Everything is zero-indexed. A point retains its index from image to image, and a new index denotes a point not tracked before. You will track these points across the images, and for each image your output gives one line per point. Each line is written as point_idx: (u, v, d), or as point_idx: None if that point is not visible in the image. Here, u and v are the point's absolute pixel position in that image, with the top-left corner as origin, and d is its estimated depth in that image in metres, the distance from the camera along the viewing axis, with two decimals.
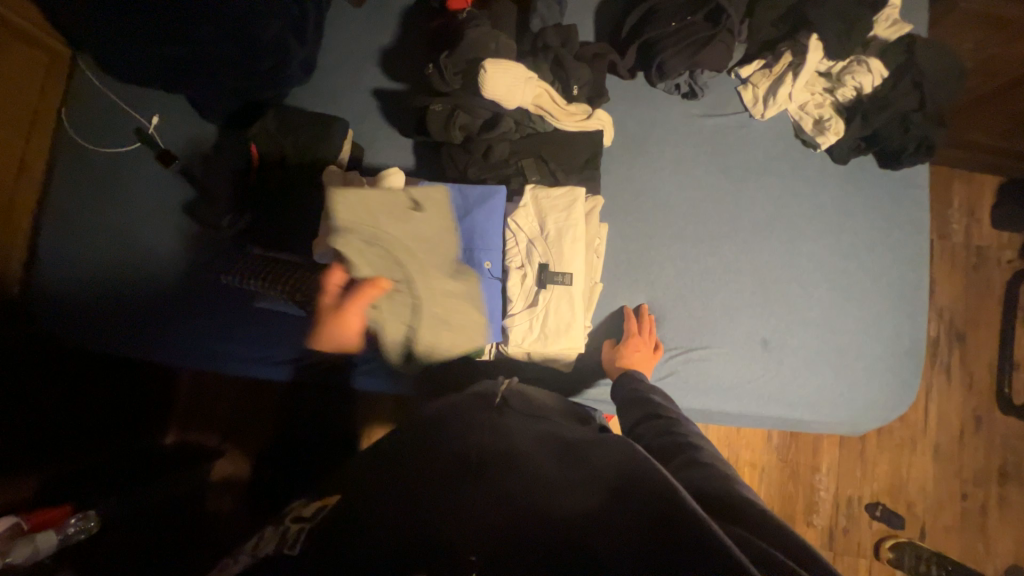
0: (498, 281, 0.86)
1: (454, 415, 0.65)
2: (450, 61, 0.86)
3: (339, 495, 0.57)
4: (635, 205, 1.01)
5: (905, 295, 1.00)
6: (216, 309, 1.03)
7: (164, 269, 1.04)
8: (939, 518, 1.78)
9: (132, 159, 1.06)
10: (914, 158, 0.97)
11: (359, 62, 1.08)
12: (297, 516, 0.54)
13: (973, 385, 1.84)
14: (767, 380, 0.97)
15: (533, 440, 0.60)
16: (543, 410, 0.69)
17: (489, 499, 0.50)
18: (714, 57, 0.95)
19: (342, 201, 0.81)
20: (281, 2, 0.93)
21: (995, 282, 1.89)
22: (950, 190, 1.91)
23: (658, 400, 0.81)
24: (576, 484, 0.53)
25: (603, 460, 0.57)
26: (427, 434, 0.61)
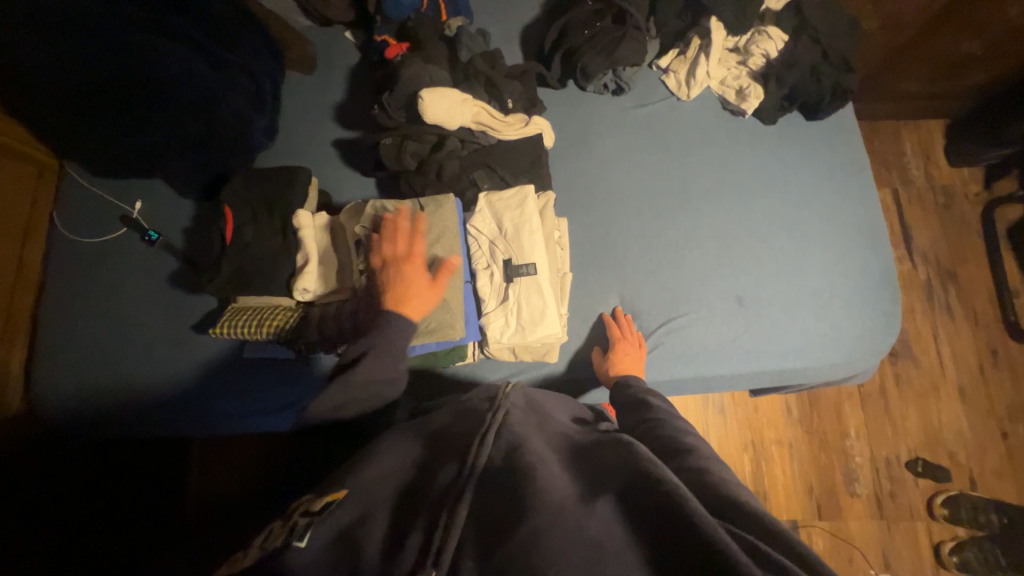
0: (469, 284, 0.89)
1: (458, 424, 0.66)
2: (392, 98, 0.95)
3: (346, 488, 0.59)
4: (591, 196, 1.07)
5: (863, 229, 1.04)
6: (207, 372, 1.06)
7: (153, 339, 1.07)
8: (986, 463, 1.69)
9: (118, 244, 1.13)
10: (834, 104, 1.04)
11: (318, 119, 1.19)
12: (306, 511, 0.56)
13: (978, 319, 1.83)
14: (750, 333, 0.98)
15: (541, 444, 0.61)
16: (551, 419, 0.71)
17: (493, 503, 0.52)
18: (631, 52, 1.04)
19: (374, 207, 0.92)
20: (241, 80, 1.04)
21: (969, 215, 1.92)
22: (901, 139, 2.00)
23: (654, 402, 0.79)
24: (579, 483, 0.54)
25: (608, 459, 0.57)
26: (435, 447, 0.62)
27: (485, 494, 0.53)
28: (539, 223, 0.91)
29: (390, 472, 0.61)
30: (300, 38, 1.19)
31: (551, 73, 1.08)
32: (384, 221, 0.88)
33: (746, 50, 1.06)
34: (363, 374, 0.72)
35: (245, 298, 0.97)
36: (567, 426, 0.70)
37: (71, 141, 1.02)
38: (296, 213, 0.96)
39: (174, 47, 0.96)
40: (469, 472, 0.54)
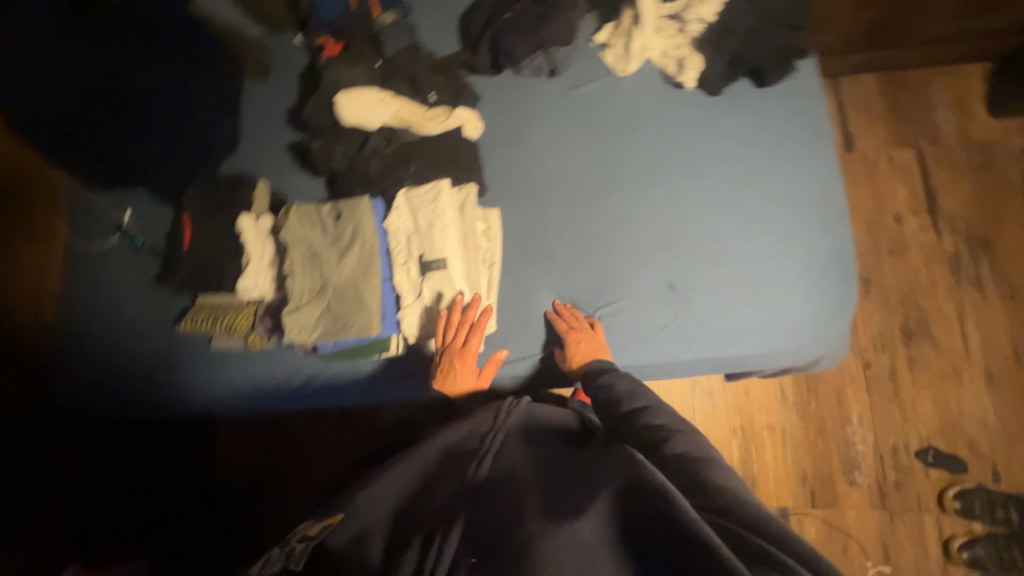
0: (388, 281, 0.94)
1: (458, 448, 0.72)
2: (316, 104, 1.00)
3: (341, 512, 0.67)
4: (523, 183, 1.04)
5: (815, 205, 0.96)
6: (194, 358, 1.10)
7: (142, 330, 1.13)
8: (1012, 453, 1.53)
9: (102, 253, 1.17)
10: (778, 70, 0.97)
11: (269, 122, 1.23)
12: (303, 536, 0.64)
13: (1014, 295, 1.62)
14: (682, 319, 0.95)
15: (537, 464, 0.68)
16: (548, 434, 0.77)
17: (481, 524, 0.60)
18: (556, 32, 1.04)
19: (294, 208, 0.96)
20: None
21: (1011, 175, 1.68)
22: (929, 91, 1.75)
23: (628, 396, 0.81)
24: (562, 505, 0.60)
25: (601, 471, 0.64)
26: (439, 466, 0.71)
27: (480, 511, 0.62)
28: (455, 218, 0.95)
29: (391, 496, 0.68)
30: (252, 44, 1.24)
31: (479, 61, 1.06)
32: (305, 226, 0.95)
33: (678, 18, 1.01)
34: None
35: (204, 294, 1.07)
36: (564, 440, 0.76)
37: (53, 155, 1.13)
38: (242, 216, 1.04)
39: None
40: (461, 499, 0.63)
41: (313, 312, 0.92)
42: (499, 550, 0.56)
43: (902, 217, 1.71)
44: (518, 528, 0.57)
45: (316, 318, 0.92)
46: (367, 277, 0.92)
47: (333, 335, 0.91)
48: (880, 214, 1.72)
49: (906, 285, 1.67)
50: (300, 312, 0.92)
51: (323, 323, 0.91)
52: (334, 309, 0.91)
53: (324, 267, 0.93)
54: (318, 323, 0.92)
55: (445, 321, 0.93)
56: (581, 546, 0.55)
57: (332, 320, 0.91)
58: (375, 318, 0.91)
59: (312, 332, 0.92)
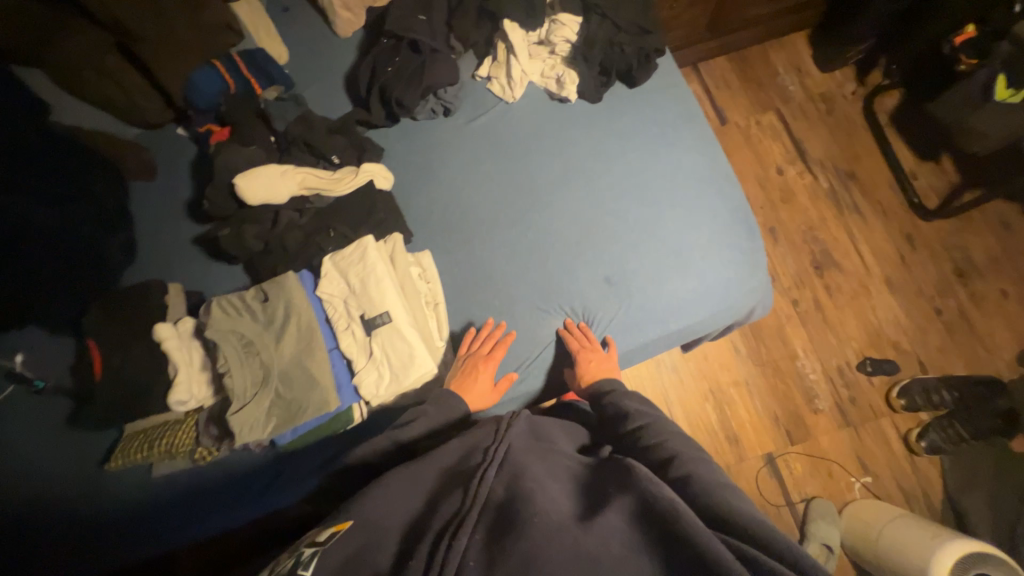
0: (336, 349, 0.91)
1: (465, 459, 0.68)
2: (214, 191, 0.96)
3: (349, 520, 0.60)
4: (447, 219, 1.08)
5: (707, 176, 1.07)
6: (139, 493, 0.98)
7: (68, 481, 0.99)
8: (929, 342, 1.74)
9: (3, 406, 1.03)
10: (644, 70, 1.07)
11: (168, 222, 1.17)
12: (311, 540, 0.58)
13: (887, 210, 1.87)
14: (625, 306, 1.01)
15: (547, 474, 0.65)
16: (553, 444, 0.74)
17: (496, 526, 0.56)
18: (439, 73, 1.05)
19: (214, 302, 0.90)
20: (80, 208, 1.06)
21: (853, 114, 1.97)
22: (770, 60, 2.04)
23: (633, 411, 0.83)
24: (579, 516, 0.57)
25: (611, 483, 0.62)
26: (443, 480, 0.66)
27: (490, 520, 0.57)
28: (388, 269, 0.94)
29: (394, 507, 0.62)
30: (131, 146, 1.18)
31: (374, 114, 1.08)
32: (231, 317, 0.89)
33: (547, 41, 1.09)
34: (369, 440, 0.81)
35: (138, 419, 0.97)
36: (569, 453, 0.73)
37: None
38: (157, 325, 0.94)
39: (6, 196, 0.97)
40: (472, 505, 0.58)
41: (260, 406, 0.85)
42: (512, 557, 0.52)
43: (782, 168, 1.94)
44: (536, 530, 0.54)
45: (265, 410, 0.85)
46: (311, 352, 0.88)
47: (292, 420, 0.86)
48: (765, 170, 1.94)
49: (804, 225, 1.88)
50: (247, 414, 0.84)
51: (276, 412, 0.86)
52: (283, 394, 0.86)
53: (262, 354, 0.87)
54: (270, 413, 0.85)
55: (476, 334, 0.99)
56: (594, 558, 0.52)
57: (284, 407, 0.86)
58: (330, 392, 0.86)
59: (264, 426, 0.85)
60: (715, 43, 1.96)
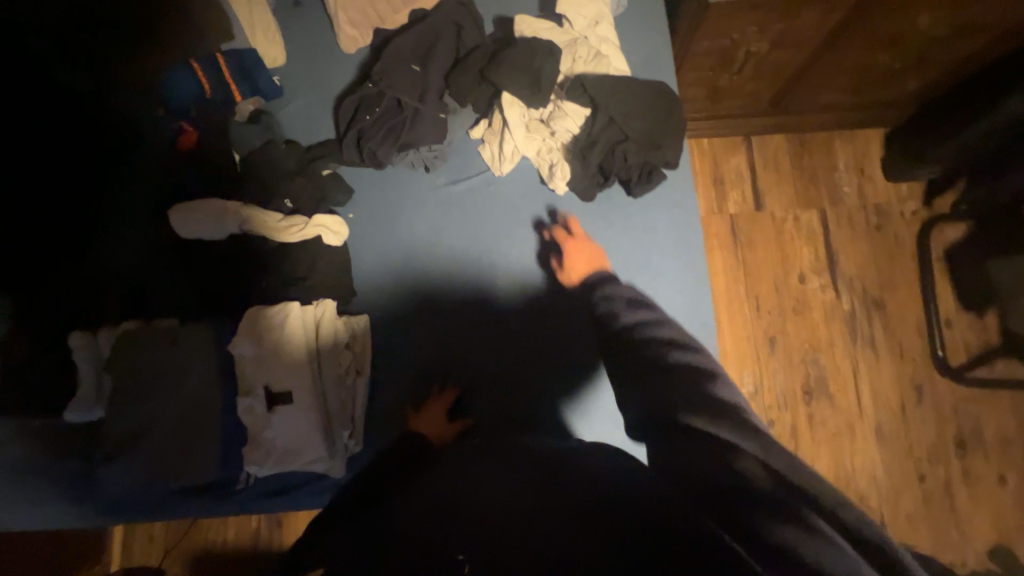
0: (232, 413, 0.88)
1: (435, 473, 0.72)
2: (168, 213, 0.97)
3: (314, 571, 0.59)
4: (394, 289, 0.98)
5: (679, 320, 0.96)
6: (32, 476, 0.92)
7: None
8: (898, 506, 1.61)
9: None
10: (644, 181, 0.96)
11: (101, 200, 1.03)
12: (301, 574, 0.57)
13: (904, 353, 1.70)
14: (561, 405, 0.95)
15: (508, 485, 0.63)
16: (514, 452, 0.72)
17: (460, 528, 0.59)
18: (423, 133, 0.97)
19: (122, 333, 0.90)
20: None
21: (903, 236, 1.76)
22: (832, 151, 1.81)
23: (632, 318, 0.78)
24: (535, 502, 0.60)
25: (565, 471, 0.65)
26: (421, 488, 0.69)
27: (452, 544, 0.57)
28: (306, 343, 0.90)
29: (379, 510, 0.67)
30: None
31: (346, 155, 0.99)
32: (133, 352, 0.89)
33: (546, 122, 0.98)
34: (286, 437, 0.87)
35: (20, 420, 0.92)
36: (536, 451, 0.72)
37: None
38: (74, 332, 0.93)
39: None
40: (435, 509, 0.62)
41: (135, 450, 0.86)
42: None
43: (805, 276, 1.77)
44: (493, 530, 0.57)
45: (140, 455, 0.86)
46: (200, 410, 0.87)
47: (177, 467, 0.86)
48: (785, 273, 1.77)
49: (807, 343, 1.73)
50: (141, 448, 0.86)
51: (147, 461, 0.85)
52: (160, 444, 0.86)
53: (151, 397, 0.87)
54: (151, 462, 0.86)
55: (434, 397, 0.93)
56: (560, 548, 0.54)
57: (157, 457, 0.86)
58: (208, 455, 0.86)
59: (133, 471, 0.86)
60: (776, 121, 1.75)
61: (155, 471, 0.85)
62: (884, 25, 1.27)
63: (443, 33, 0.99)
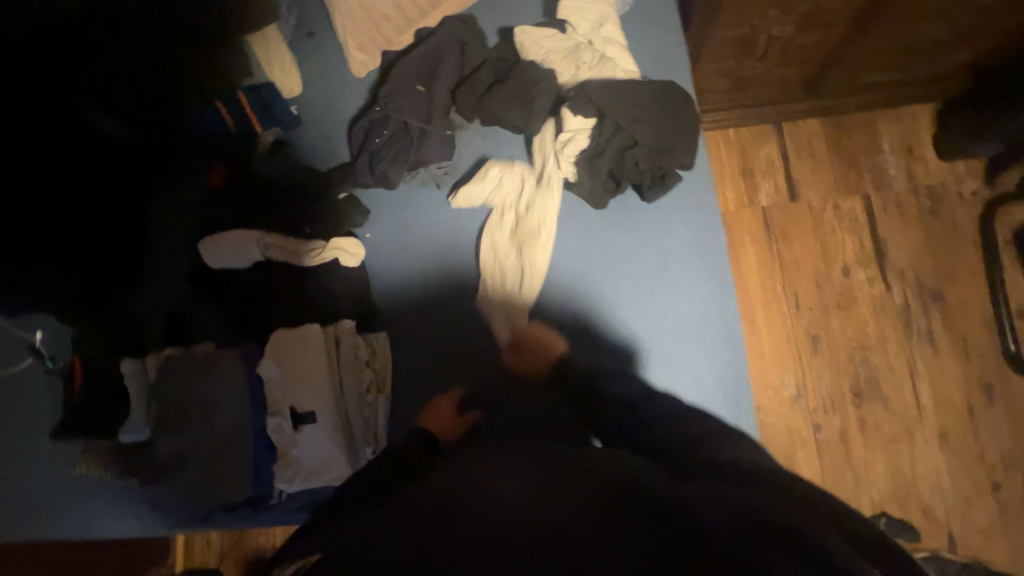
0: (262, 432, 0.92)
1: (445, 465, 0.69)
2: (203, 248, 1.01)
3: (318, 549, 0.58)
4: (407, 307, 0.98)
5: (702, 327, 0.91)
6: (99, 490, 1.02)
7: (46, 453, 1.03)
8: (970, 518, 1.46)
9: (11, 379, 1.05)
10: (658, 185, 0.92)
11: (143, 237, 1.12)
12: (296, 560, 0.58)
13: (969, 348, 1.54)
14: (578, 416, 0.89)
15: (526, 479, 0.58)
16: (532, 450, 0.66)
17: (472, 511, 0.55)
18: (430, 152, 0.98)
19: (166, 361, 0.95)
20: None
21: (963, 220, 1.60)
22: (875, 133, 1.67)
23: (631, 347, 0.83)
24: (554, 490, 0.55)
25: (583, 462, 0.61)
26: (431, 479, 0.66)
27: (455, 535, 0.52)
28: (327, 363, 0.93)
29: (387, 498, 0.64)
30: None
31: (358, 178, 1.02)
32: (175, 379, 0.94)
33: (535, 236, 0.95)
34: (313, 455, 0.90)
35: (86, 441, 1.02)
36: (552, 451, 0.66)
37: None
38: (125, 359, 1.00)
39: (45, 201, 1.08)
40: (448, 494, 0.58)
41: (182, 470, 0.92)
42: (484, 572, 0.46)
43: (849, 268, 1.64)
44: (506, 511, 0.53)
45: (187, 473, 0.91)
46: (236, 431, 0.91)
47: (216, 487, 0.90)
48: (827, 267, 1.66)
49: (855, 341, 1.61)
50: (182, 474, 0.91)
51: (193, 479, 0.91)
52: (204, 463, 0.91)
53: (192, 421, 0.92)
54: (192, 487, 0.91)
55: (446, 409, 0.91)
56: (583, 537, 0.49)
57: (200, 476, 0.91)
58: (244, 474, 0.90)
59: (182, 489, 0.92)
60: (807, 105, 1.64)
61: (201, 488, 0.91)
62: None
63: (448, 51, 1.00)
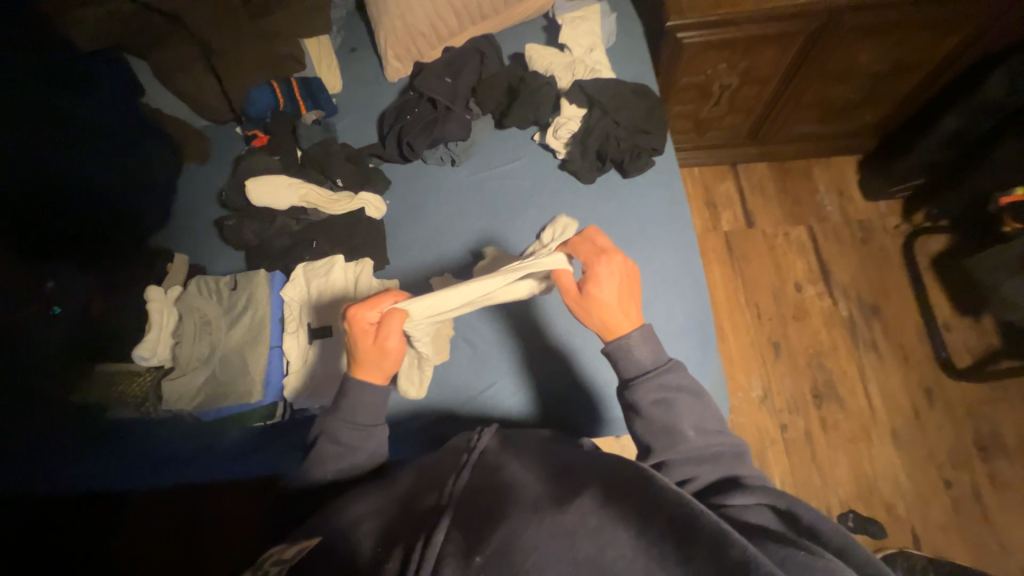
0: (278, 348, 0.97)
1: (439, 464, 0.74)
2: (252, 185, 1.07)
3: (319, 537, 0.66)
4: (421, 257, 1.15)
5: (673, 278, 1.08)
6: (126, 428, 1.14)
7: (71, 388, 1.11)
8: (928, 515, 1.54)
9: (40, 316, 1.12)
10: (635, 161, 1.14)
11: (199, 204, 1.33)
12: (278, 558, 0.63)
13: (909, 357, 1.73)
14: (567, 372, 1.13)
15: (533, 484, 0.64)
16: (524, 444, 0.76)
17: (472, 521, 0.60)
18: (449, 129, 1.18)
19: (193, 281, 0.99)
20: (147, 173, 1.31)
21: (890, 248, 1.87)
22: (812, 175, 2.00)
23: (666, 414, 0.77)
24: (549, 492, 0.62)
25: (582, 474, 0.66)
26: (428, 480, 0.71)
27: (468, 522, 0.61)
28: (345, 291, 1.01)
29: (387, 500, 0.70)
30: (196, 134, 1.39)
31: (388, 152, 1.22)
32: (200, 297, 0.98)
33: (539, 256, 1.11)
34: (327, 370, 0.96)
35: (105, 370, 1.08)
36: (553, 447, 0.76)
37: None
38: (148, 288, 1.07)
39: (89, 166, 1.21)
40: (447, 499, 0.64)
41: (195, 380, 0.92)
42: (492, 543, 0.56)
43: (801, 285, 1.87)
44: (503, 518, 0.59)
45: (198, 385, 0.92)
46: (256, 344, 0.95)
47: (223, 400, 0.92)
48: (782, 283, 1.88)
49: (811, 348, 1.78)
50: (192, 390, 0.91)
51: (205, 390, 0.92)
52: (218, 375, 0.93)
53: (213, 335, 0.95)
54: (200, 391, 0.92)
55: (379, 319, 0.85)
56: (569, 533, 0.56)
57: (214, 387, 0.92)
58: (258, 385, 0.92)
59: (191, 400, 0.92)
60: (757, 150, 1.97)
61: (213, 400, 0.92)
62: (830, 62, 1.53)
63: (470, 58, 1.25)
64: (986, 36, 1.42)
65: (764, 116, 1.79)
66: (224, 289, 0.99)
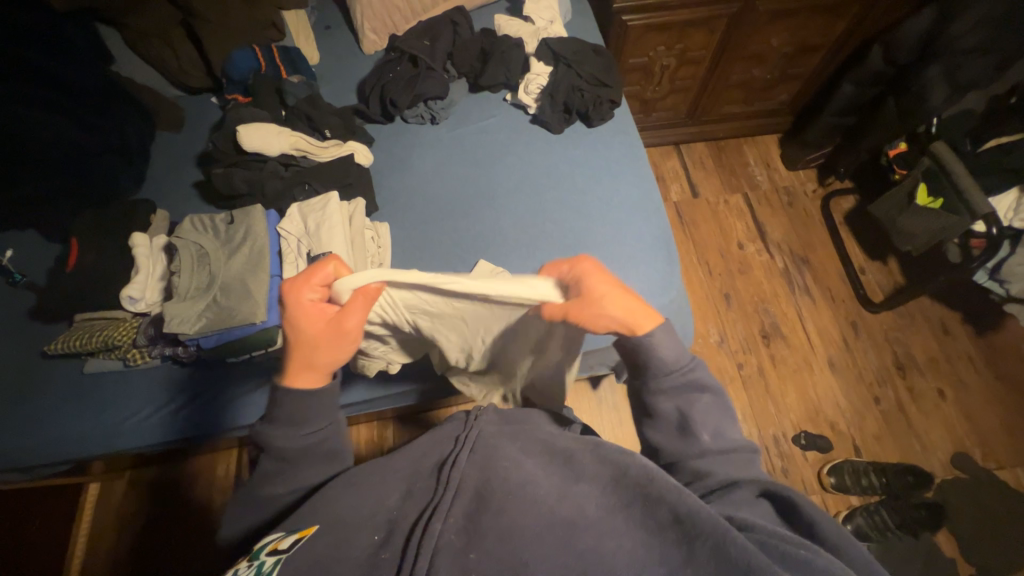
0: (277, 277, 1.04)
1: (435, 448, 0.73)
2: (244, 133, 1.13)
3: (316, 525, 0.61)
4: (409, 201, 1.23)
5: (638, 206, 1.23)
6: (87, 385, 1.10)
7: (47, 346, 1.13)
8: (866, 429, 1.76)
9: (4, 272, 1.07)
10: (598, 111, 1.30)
11: (180, 169, 1.35)
12: (272, 549, 0.58)
13: (834, 296, 2.00)
14: None
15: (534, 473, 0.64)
16: (523, 428, 0.76)
17: (471, 515, 0.58)
18: (429, 85, 1.29)
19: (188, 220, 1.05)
20: (123, 136, 1.30)
21: (812, 209, 2.16)
22: (742, 150, 2.29)
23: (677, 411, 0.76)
24: (552, 484, 0.63)
25: (584, 465, 0.67)
26: (423, 468, 0.69)
27: (464, 514, 0.58)
28: (343, 223, 1.08)
29: (376, 494, 0.66)
30: (172, 103, 1.42)
31: (371, 110, 1.31)
32: (197, 232, 1.05)
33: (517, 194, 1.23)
34: None
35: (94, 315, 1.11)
36: (546, 429, 0.77)
37: None
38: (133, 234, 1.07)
39: (57, 121, 1.19)
40: (445, 490, 0.61)
41: (197, 307, 0.99)
42: (489, 533, 0.55)
43: (743, 244, 2.11)
44: (505, 511, 0.58)
45: (201, 311, 0.98)
46: (257, 271, 1.02)
47: (229, 324, 0.98)
48: (726, 242, 2.12)
49: (755, 296, 2.01)
50: (195, 316, 0.98)
51: (209, 315, 0.98)
52: (220, 300, 0.99)
53: (212, 265, 1.01)
54: (202, 315, 0.98)
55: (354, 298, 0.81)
56: (569, 523, 0.57)
57: (217, 312, 0.98)
58: (260, 308, 0.98)
59: (194, 324, 0.98)
60: (696, 129, 2.23)
61: (218, 324, 0.98)
62: (748, 46, 1.82)
63: (444, 26, 1.38)
64: (866, 22, 1.77)
65: (698, 95, 2.05)
66: (219, 225, 1.07)
